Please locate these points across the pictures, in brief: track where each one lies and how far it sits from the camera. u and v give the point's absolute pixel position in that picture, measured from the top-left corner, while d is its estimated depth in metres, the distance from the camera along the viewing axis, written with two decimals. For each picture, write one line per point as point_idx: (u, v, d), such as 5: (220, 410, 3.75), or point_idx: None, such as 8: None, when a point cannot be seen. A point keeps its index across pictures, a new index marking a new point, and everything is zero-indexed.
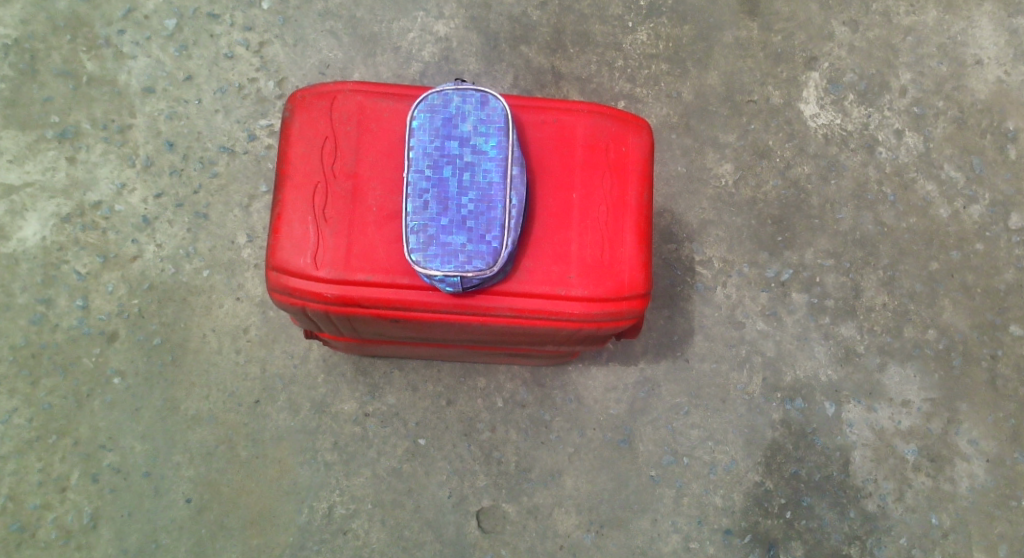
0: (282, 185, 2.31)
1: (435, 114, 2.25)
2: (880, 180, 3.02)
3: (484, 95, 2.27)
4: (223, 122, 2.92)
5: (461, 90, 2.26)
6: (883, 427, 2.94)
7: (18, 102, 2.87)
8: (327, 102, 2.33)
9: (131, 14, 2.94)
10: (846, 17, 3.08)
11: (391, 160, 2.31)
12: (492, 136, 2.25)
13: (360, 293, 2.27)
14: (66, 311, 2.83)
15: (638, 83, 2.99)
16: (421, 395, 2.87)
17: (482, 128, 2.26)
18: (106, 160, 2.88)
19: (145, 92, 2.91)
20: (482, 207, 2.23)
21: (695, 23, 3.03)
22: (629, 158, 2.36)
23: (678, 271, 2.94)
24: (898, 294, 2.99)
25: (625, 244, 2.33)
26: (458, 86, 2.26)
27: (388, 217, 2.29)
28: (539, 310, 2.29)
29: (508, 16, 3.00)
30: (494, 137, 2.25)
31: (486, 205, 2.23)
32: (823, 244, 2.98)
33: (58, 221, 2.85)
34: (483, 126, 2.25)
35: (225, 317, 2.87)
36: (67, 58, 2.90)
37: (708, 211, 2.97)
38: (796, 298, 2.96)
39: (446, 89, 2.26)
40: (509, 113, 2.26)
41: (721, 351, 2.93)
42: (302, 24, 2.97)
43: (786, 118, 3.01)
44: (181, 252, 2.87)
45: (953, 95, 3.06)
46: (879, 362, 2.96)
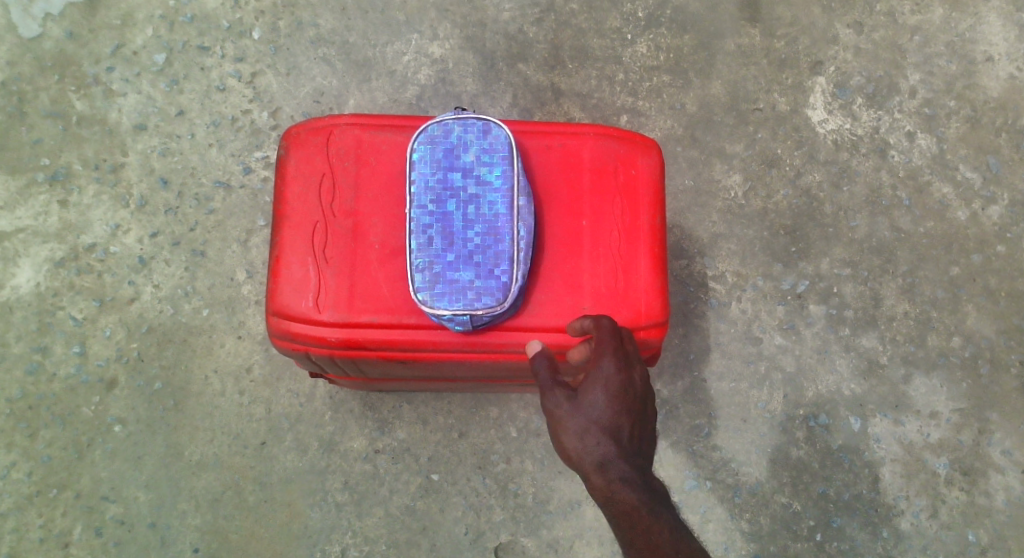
0: (280, 224, 2.26)
1: (435, 145, 2.18)
2: (894, 184, 2.88)
3: (486, 123, 2.19)
4: (217, 156, 2.81)
5: (461, 120, 2.19)
6: (912, 441, 2.83)
7: (8, 146, 2.80)
8: (323, 137, 2.28)
9: (119, 50, 2.83)
10: (850, 19, 2.92)
11: (390, 193, 2.26)
12: (496, 166, 2.18)
13: (365, 335, 2.21)
14: (63, 359, 2.76)
15: (640, 96, 2.82)
16: (432, 429, 2.77)
17: (485, 158, 2.18)
18: (99, 201, 2.80)
19: (136, 129, 2.82)
20: (489, 240, 2.16)
21: (695, 32, 2.86)
22: (639, 181, 2.30)
23: (691, 287, 2.82)
24: (920, 301, 2.88)
25: (640, 272, 2.26)
26: (458, 115, 2.18)
27: (392, 253, 2.24)
28: (554, 343, 2.21)
29: (504, 34, 2.84)
30: (497, 167, 2.18)
31: (492, 239, 2.16)
32: (839, 253, 2.86)
33: (52, 266, 2.78)
34: (486, 156, 2.18)
35: (227, 357, 2.79)
36: (55, 98, 2.81)
37: (718, 224, 2.83)
38: (814, 310, 2.85)
39: (446, 119, 2.19)
40: (512, 140, 2.19)
41: (740, 369, 2.81)
42: (294, 52, 2.83)
43: (794, 125, 2.86)
44: (179, 291, 2.80)
45: (965, 94, 2.92)
46: (903, 374, 2.86)
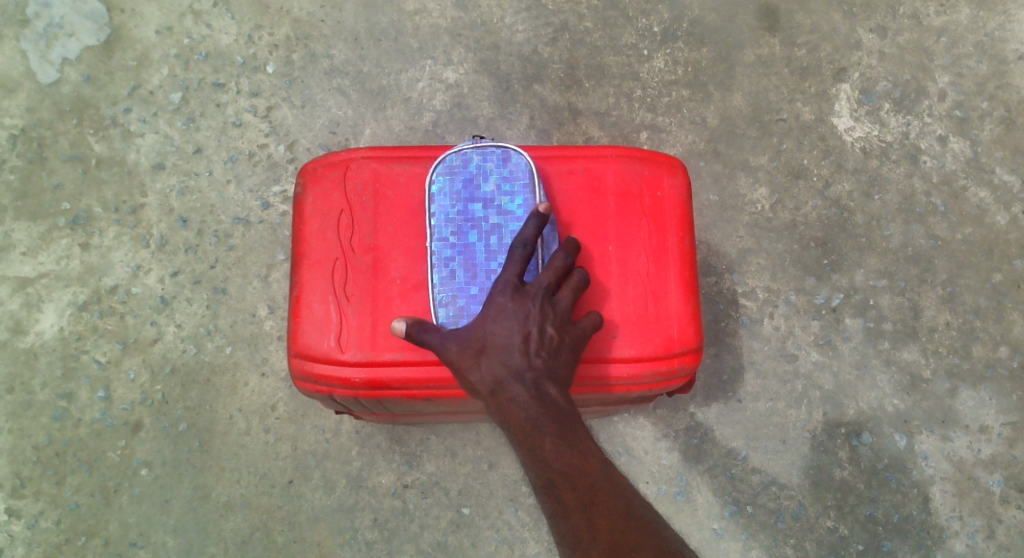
0: (300, 264, 2.28)
1: (455, 176, 2.22)
2: (928, 190, 2.78)
3: (505, 151, 2.23)
4: (236, 192, 2.79)
5: (480, 150, 2.23)
6: (962, 458, 2.72)
7: (28, 193, 2.80)
8: (340, 172, 2.29)
9: (136, 91, 2.83)
10: (873, 23, 2.83)
11: (410, 227, 2.27)
12: (517, 195, 2.21)
13: (389, 374, 2.23)
14: (88, 404, 2.74)
15: (660, 112, 2.77)
16: (461, 460, 2.71)
17: (506, 187, 2.22)
18: (120, 242, 2.79)
19: (154, 169, 2.81)
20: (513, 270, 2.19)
21: (713, 44, 2.80)
22: (666, 203, 2.29)
23: (721, 305, 2.73)
24: (962, 311, 2.77)
25: (670, 296, 2.26)
26: (478, 146, 2.22)
27: (413, 288, 2.25)
28: (585, 375, 2.23)
29: (518, 56, 2.80)
30: (518, 196, 2.21)
31: None
32: (873, 263, 2.77)
33: (75, 310, 2.77)
34: (507, 185, 2.22)
35: (251, 395, 2.74)
36: (74, 142, 2.81)
37: (746, 239, 2.75)
38: (850, 324, 2.75)
39: (465, 149, 2.23)
40: (532, 167, 2.22)
41: (776, 388, 2.72)
42: (308, 84, 2.81)
43: (820, 134, 2.78)
44: (202, 330, 2.77)
45: (997, 94, 2.82)
46: (949, 387, 2.74)
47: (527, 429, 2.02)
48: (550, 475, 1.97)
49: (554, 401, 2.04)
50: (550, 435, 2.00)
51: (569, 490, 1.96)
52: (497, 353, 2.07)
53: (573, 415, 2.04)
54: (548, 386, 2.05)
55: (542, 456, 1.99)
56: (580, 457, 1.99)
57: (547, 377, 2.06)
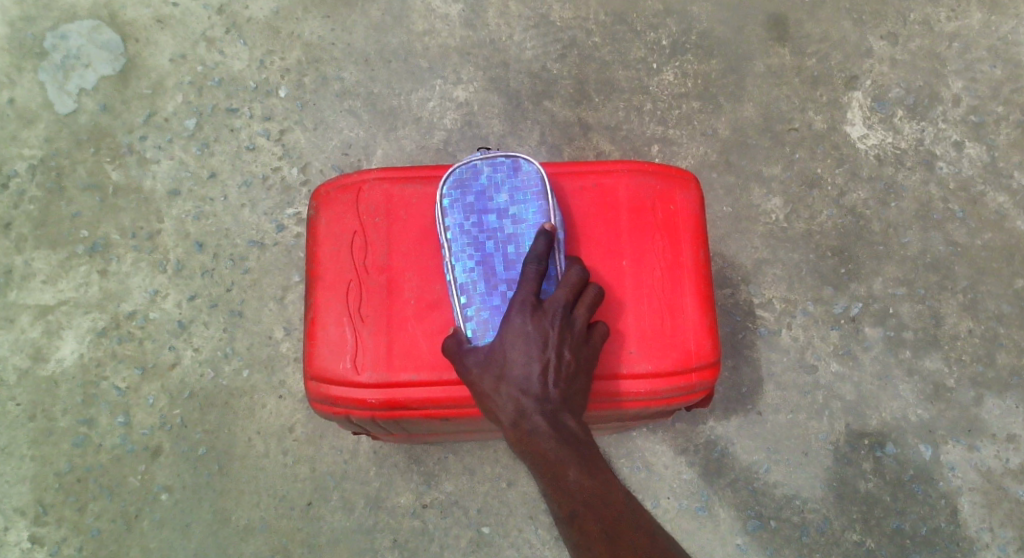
0: (315, 287, 2.29)
1: (466, 188, 2.19)
2: (945, 196, 2.75)
3: (514, 160, 2.20)
4: (251, 215, 2.81)
5: (489, 160, 2.20)
6: (990, 468, 2.67)
7: (48, 222, 2.83)
8: (352, 194, 2.30)
9: (152, 118, 2.85)
10: (883, 30, 2.82)
11: (423, 246, 2.27)
12: (530, 203, 2.18)
13: (406, 394, 2.23)
14: (108, 430, 2.76)
15: (670, 124, 2.76)
16: (480, 479, 2.70)
17: (518, 196, 2.19)
18: (138, 268, 2.81)
19: (171, 195, 2.83)
20: None
21: (723, 56, 2.80)
22: (679, 216, 2.28)
23: (738, 316, 2.71)
24: (984, 318, 2.73)
25: (686, 310, 2.25)
26: (486, 156, 2.19)
27: (428, 308, 2.25)
28: (603, 391, 2.21)
29: (527, 73, 2.81)
30: (532, 204, 2.18)
31: None
32: (892, 271, 2.74)
33: (94, 337, 2.79)
34: (519, 193, 2.18)
35: (269, 418, 2.75)
36: (92, 171, 2.84)
37: (761, 249, 2.73)
38: (870, 333, 2.72)
39: (474, 161, 2.20)
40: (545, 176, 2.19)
41: (797, 400, 2.69)
42: (321, 107, 2.83)
43: (833, 142, 2.77)
44: (219, 353, 2.78)
45: (1013, 98, 2.79)
46: (974, 396, 2.70)
47: (549, 460, 1.93)
48: (574, 507, 1.88)
49: (574, 431, 1.97)
50: (573, 466, 1.91)
51: (596, 522, 1.87)
52: (515, 379, 1.99)
53: (592, 444, 1.97)
54: (567, 415, 1.98)
55: (566, 487, 1.90)
56: (606, 495, 1.89)
57: (567, 405, 1.99)
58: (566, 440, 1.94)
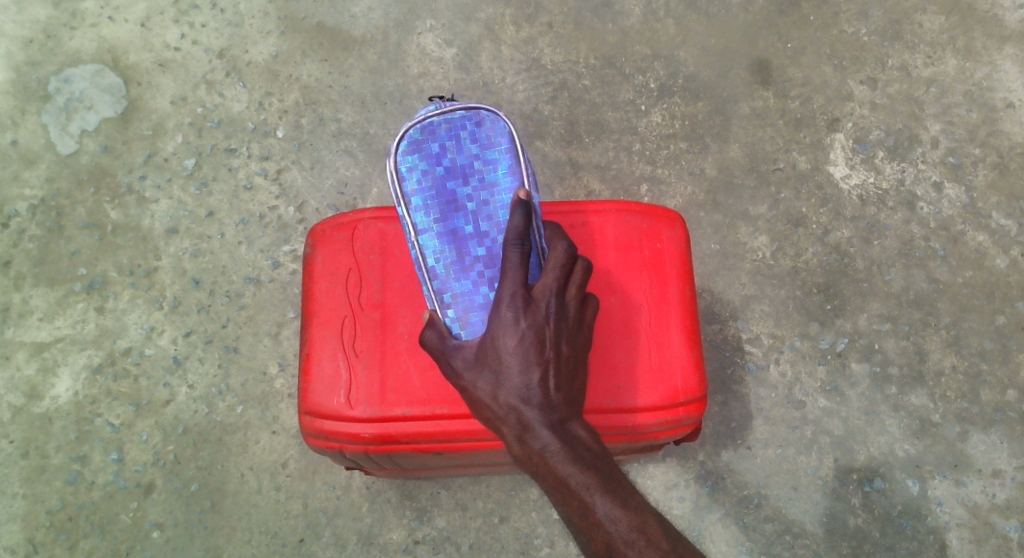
0: (309, 323, 2.33)
1: (425, 149, 2.10)
2: (926, 235, 2.82)
3: (473, 115, 2.11)
4: (247, 253, 2.86)
5: (446, 118, 2.11)
6: (977, 503, 2.70)
7: (46, 260, 2.87)
8: (347, 233, 2.34)
9: (151, 158, 2.91)
10: (863, 75, 2.90)
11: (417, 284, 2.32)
12: (496, 162, 2.10)
13: (399, 428, 2.26)
14: (101, 467, 2.77)
15: (659, 164, 2.83)
16: (472, 514, 2.71)
17: (482, 155, 2.11)
18: (134, 305, 2.85)
19: (168, 234, 2.88)
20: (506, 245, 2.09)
21: (709, 98, 2.88)
22: (665, 254, 2.34)
23: (727, 352, 2.76)
24: (967, 354, 2.79)
25: (674, 346, 2.30)
26: (441, 113, 2.10)
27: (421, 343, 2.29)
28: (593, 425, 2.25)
29: (519, 114, 2.87)
30: (497, 163, 2.10)
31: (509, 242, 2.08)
32: (876, 308, 2.80)
33: (89, 373, 2.82)
34: (483, 152, 2.11)
35: (262, 454, 2.77)
36: (91, 210, 2.89)
37: (748, 286, 2.79)
38: (856, 369, 2.77)
39: (430, 119, 2.10)
40: (512, 130, 2.10)
41: (785, 435, 2.72)
42: (317, 147, 2.90)
43: (817, 182, 2.84)
44: (214, 389, 2.80)
45: (989, 141, 2.87)
46: (959, 431, 2.74)
47: (568, 486, 1.87)
48: (608, 540, 1.85)
49: (583, 440, 1.92)
50: (598, 493, 1.86)
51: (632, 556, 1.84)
52: (515, 389, 1.92)
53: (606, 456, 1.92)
54: (574, 423, 1.93)
55: (593, 516, 1.86)
56: (637, 526, 1.86)
57: (572, 411, 1.94)
58: (579, 456, 1.90)
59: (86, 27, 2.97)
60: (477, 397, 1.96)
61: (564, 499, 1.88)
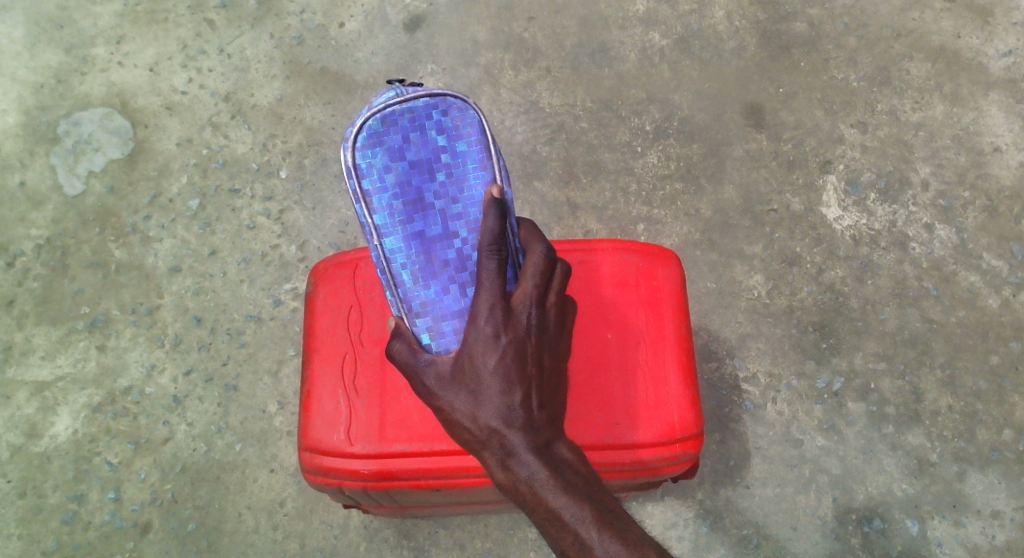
0: (311, 359, 2.36)
1: (388, 142, 1.99)
2: (919, 275, 2.86)
3: (438, 104, 2.00)
4: (249, 291, 2.89)
5: (408, 107, 2.00)
6: (976, 544, 2.70)
7: (50, 299, 2.90)
8: (349, 271, 2.39)
9: (156, 199, 2.95)
10: (854, 119, 2.96)
11: None
12: (463, 154, 2.01)
13: (397, 465, 2.27)
14: (98, 506, 2.77)
15: (655, 204, 2.88)
16: (470, 554, 2.70)
17: (449, 146, 2.01)
18: (136, 343, 2.87)
19: (171, 272, 2.91)
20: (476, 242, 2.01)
21: (704, 141, 2.94)
22: (661, 292, 2.38)
23: (724, 390, 2.78)
24: (963, 394, 2.80)
25: (670, 382, 2.32)
26: (403, 103, 1.99)
27: None
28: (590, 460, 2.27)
29: (518, 154, 2.92)
30: (465, 154, 2.01)
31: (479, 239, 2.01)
32: (872, 347, 2.82)
33: (89, 412, 2.83)
34: (450, 144, 2.01)
35: (260, 492, 2.77)
36: (96, 249, 2.93)
37: (745, 324, 2.82)
38: (853, 408, 2.78)
39: (391, 109, 1.99)
40: (482, 120, 2.01)
41: (784, 474, 2.73)
42: (320, 187, 2.95)
43: (810, 223, 2.89)
44: (213, 427, 2.81)
45: (978, 184, 2.93)
46: (957, 471, 2.75)
47: (559, 516, 1.83)
48: None
49: (570, 462, 1.89)
50: (592, 526, 1.83)
51: None
52: (497, 410, 1.87)
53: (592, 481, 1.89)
54: (558, 443, 1.90)
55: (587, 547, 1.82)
56: None
57: (556, 432, 1.91)
58: (569, 481, 1.86)
59: (96, 72, 3.03)
60: (456, 419, 1.90)
61: (555, 529, 1.83)
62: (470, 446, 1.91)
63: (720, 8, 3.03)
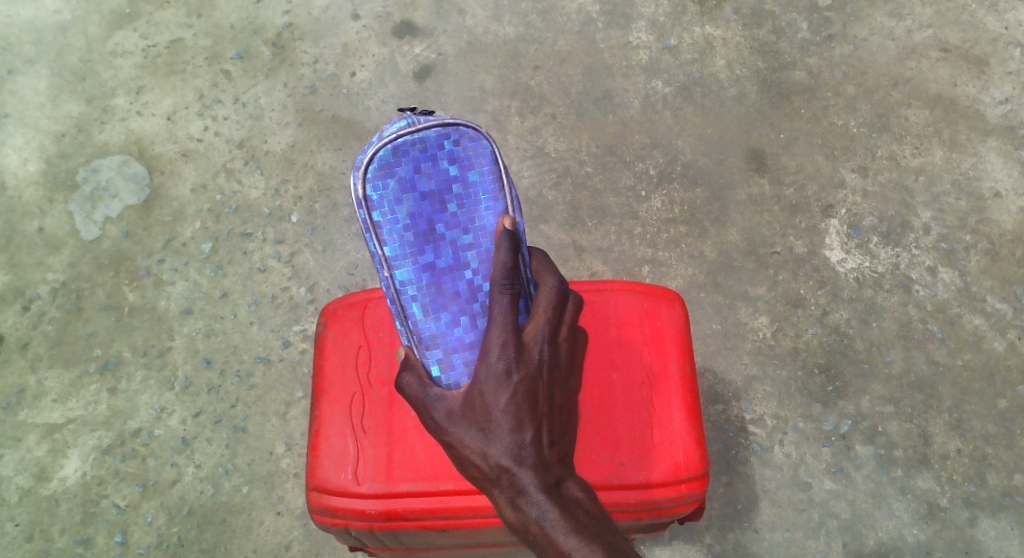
0: (319, 399, 2.37)
1: (400, 173, 2.03)
2: (924, 318, 2.88)
3: (448, 135, 2.05)
4: (258, 332, 2.93)
5: (419, 137, 2.04)
6: None
7: (64, 341, 2.94)
8: (358, 311, 2.41)
9: (170, 243, 3.01)
10: (854, 164, 3.01)
11: None
12: (474, 185, 2.05)
13: (403, 505, 2.27)
14: (105, 550, 2.79)
15: (660, 247, 2.93)
16: None
17: (460, 176, 2.05)
18: (146, 385, 2.91)
19: (183, 314, 2.95)
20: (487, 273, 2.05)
21: (707, 185, 2.98)
22: (666, 332, 2.38)
23: (730, 433, 2.78)
24: (972, 438, 2.79)
25: (675, 423, 2.32)
26: (414, 133, 2.03)
27: None
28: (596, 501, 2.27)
29: (524, 199, 2.98)
30: (476, 185, 2.05)
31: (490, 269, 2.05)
32: (878, 390, 2.82)
33: (98, 454, 2.85)
34: (461, 174, 2.05)
35: (267, 535, 2.79)
36: (110, 292, 2.98)
37: (750, 366, 2.83)
38: (861, 451, 2.77)
39: (403, 140, 2.03)
40: (493, 149, 2.06)
41: (792, 517, 2.72)
42: (330, 231, 3.00)
43: (814, 265, 2.91)
44: (220, 469, 2.83)
45: (980, 228, 2.95)
46: (968, 516, 2.73)
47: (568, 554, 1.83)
48: None
49: (580, 502, 1.89)
50: None
51: None
52: (507, 449, 1.89)
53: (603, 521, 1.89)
54: (570, 483, 1.90)
55: None
56: None
57: (566, 470, 1.92)
58: (580, 521, 1.86)
59: (115, 121, 3.10)
60: (466, 456, 1.91)
61: None
62: (480, 483, 1.92)
63: (722, 57, 3.09)
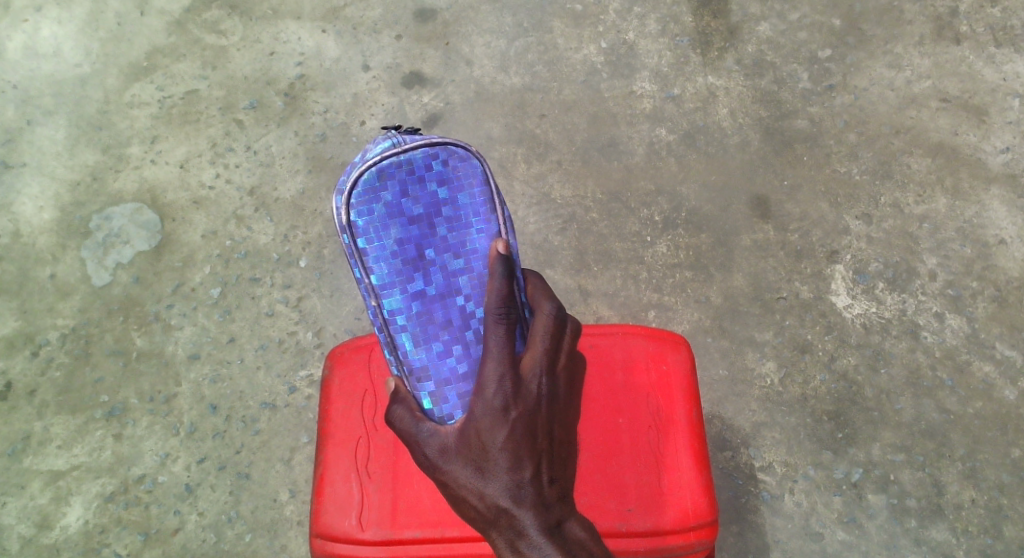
0: (324, 443, 2.34)
1: (386, 197, 2.04)
2: (933, 364, 2.86)
3: (434, 157, 2.06)
4: (265, 377, 2.93)
5: (405, 159, 2.05)
6: None
7: (71, 387, 2.95)
8: (365, 355, 2.40)
9: (179, 288, 3.04)
10: (858, 211, 3.03)
11: None
12: (463, 207, 2.06)
13: (408, 552, 2.24)
14: None
15: (666, 291, 2.94)
16: None
17: (448, 199, 2.06)
18: (151, 431, 2.90)
19: (190, 359, 2.96)
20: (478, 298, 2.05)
21: (712, 231, 3.00)
22: (672, 376, 2.36)
23: (739, 480, 2.76)
24: (986, 487, 2.76)
25: (682, 468, 2.29)
26: (400, 157, 2.04)
27: None
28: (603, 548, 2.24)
29: (530, 244, 3.00)
30: (465, 207, 2.07)
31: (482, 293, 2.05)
32: (889, 437, 2.80)
33: (101, 501, 2.84)
34: (449, 197, 2.06)
35: None
36: (118, 337, 2.99)
37: (758, 412, 2.82)
38: (874, 500, 2.74)
39: (388, 163, 2.04)
40: (483, 170, 2.07)
41: None
42: (338, 276, 3.03)
43: (820, 311, 2.91)
44: (223, 517, 2.82)
45: (986, 274, 2.95)
46: None
47: None
48: None
49: (583, 542, 1.88)
50: None
51: None
52: (506, 489, 1.87)
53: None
54: (571, 523, 1.89)
55: None
56: None
57: (568, 510, 1.90)
58: None
59: (129, 169, 3.16)
60: (464, 498, 1.89)
61: None
62: (478, 525, 1.90)
63: (724, 106, 3.14)
